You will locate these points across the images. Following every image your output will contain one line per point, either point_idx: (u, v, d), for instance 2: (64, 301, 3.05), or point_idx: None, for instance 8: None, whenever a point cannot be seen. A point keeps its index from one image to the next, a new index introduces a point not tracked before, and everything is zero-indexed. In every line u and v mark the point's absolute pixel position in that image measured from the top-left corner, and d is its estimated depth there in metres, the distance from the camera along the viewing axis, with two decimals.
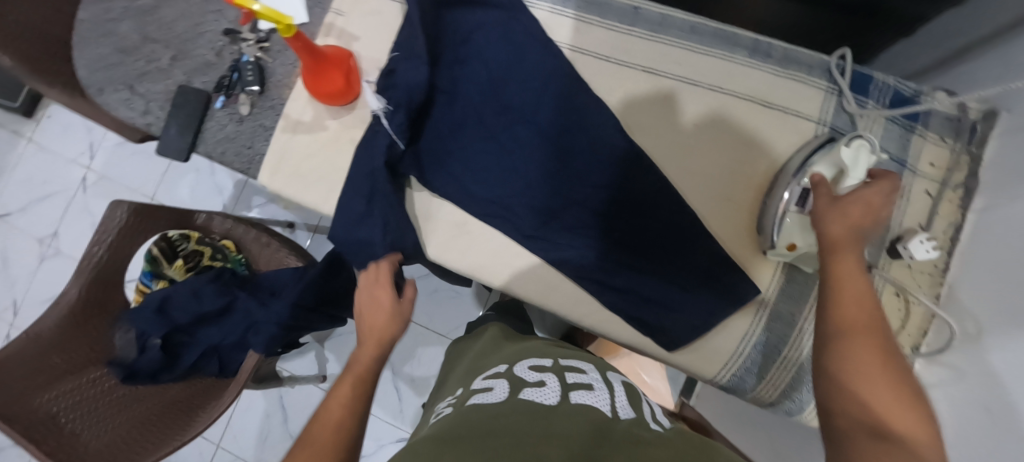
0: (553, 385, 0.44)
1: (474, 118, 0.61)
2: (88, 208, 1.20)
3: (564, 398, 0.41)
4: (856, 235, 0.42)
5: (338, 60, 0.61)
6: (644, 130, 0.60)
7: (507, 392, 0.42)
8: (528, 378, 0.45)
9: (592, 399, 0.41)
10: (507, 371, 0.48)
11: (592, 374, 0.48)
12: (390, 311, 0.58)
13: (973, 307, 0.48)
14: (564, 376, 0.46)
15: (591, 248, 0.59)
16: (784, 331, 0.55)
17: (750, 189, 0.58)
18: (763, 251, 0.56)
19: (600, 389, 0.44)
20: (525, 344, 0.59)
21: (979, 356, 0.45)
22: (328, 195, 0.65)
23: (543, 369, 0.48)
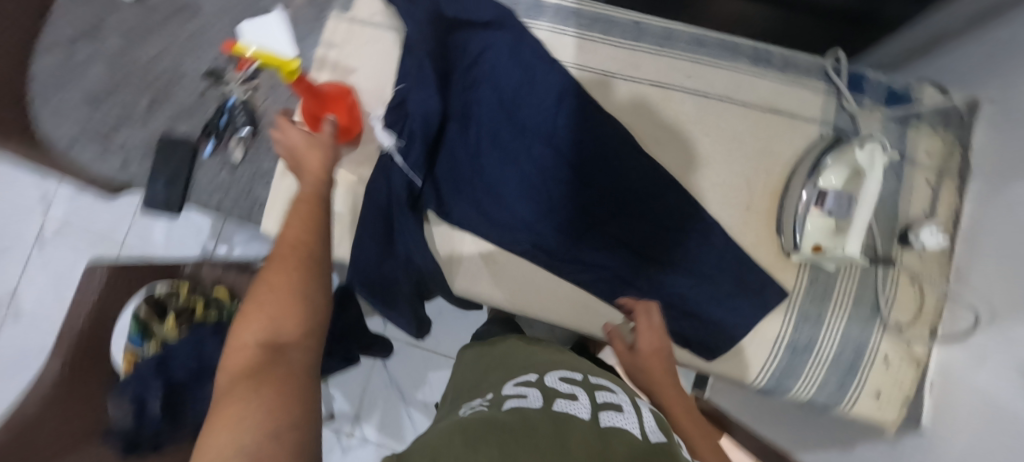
0: (583, 400, 0.35)
1: (489, 142, 0.60)
2: (50, 266, 1.10)
3: (594, 417, 0.31)
4: (657, 370, 0.51)
5: (338, 97, 0.60)
6: (661, 145, 0.61)
7: (541, 401, 0.35)
8: (559, 389, 0.38)
9: (623, 420, 0.31)
10: (537, 381, 0.41)
11: (627, 395, 0.38)
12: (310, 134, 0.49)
13: (986, 288, 0.51)
14: (594, 393, 0.37)
15: (621, 266, 0.58)
16: (813, 330, 0.56)
17: (767, 192, 0.59)
18: (786, 254, 0.57)
19: (632, 410, 0.34)
20: (557, 357, 0.52)
21: (1002, 335, 0.48)
22: (340, 237, 0.61)
23: (574, 382, 0.40)
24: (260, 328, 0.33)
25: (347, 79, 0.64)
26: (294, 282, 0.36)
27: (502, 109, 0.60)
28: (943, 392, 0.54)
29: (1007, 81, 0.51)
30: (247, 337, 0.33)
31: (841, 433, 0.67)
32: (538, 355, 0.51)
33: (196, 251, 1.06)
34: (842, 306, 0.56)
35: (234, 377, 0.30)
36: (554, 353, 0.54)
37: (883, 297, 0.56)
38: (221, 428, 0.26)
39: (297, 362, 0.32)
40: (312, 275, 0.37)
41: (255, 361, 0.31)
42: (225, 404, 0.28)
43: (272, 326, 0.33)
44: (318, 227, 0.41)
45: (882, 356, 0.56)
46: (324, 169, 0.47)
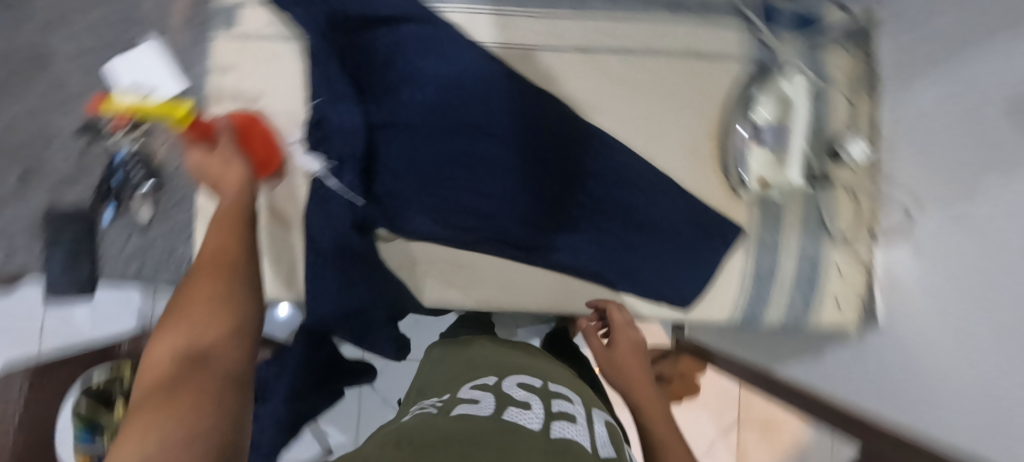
0: (537, 408, 0.38)
1: (428, 146, 0.57)
2: None
3: (547, 427, 0.34)
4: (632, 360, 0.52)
5: (246, 128, 0.54)
6: (600, 110, 0.60)
7: (493, 408, 0.37)
8: (514, 396, 0.41)
9: (574, 433, 0.34)
10: (494, 385, 0.45)
11: (579, 406, 0.44)
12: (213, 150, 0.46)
13: (907, 183, 0.56)
14: (549, 403, 0.41)
15: (588, 240, 0.58)
16: (772, 257, 0.59)
17: (707, 137, 0.61)
18: (736, 193, 0.60)
19: (583, 423, 0.39)
20: (521, 359, 0.56)
21: (929, 222, 0.53)
22: (288, 278, 0.56)
23: (530, 389, 0.44)
24: (179, 335, 0.29)
25: (254, 105, 0.57)
26: (221, 288, 0.32)
27: (432, 108, 0.57)
28: (891, 286, 0.59)
29: None
30: (162, 344, 0.28)
31: (815, 343, 0.72)
32: (501, 357, 0.55)
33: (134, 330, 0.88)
34: (793, 230, 0.60)
35: (146, 392, 0.26)
36: (512, 354, 0.57)
37: (826, 213, 0.60)
38: (126, 437, 0.21)
39: (225, 366, 0.28)
40: (239, 278, 0.33)
41: (173, 367, 0.27)
42: (130, 421, 0.23)
43: (195, 328, 0.29)
44: (240, 230, 0.38)
45: (835, 267, 0.60)
46: (241, 180, 0.43)
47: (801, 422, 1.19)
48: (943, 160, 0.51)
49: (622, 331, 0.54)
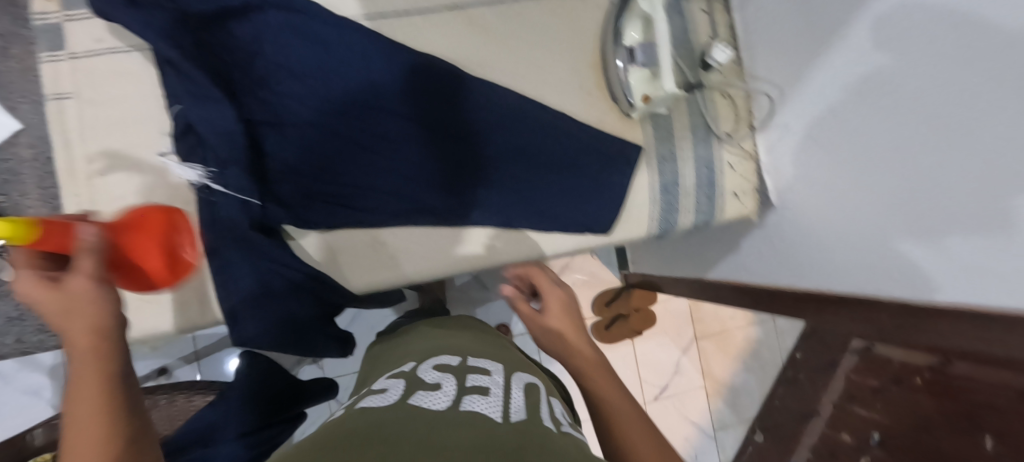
0: (448, 387, 0.42)
1: (321, 135, 0.55)
2: None
3: (456, 403, 0.38)
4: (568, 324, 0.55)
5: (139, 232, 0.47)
6: (485, 63, 0.60)
7: (397, 395, 0.40)
8: (426, 380, 0.44)
9: (481, 404, 0.37)
10: (411, 371, 0.48)
11: (494, 375, 0.48)
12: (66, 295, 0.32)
13: (771, 76, 0.64)
14: (463, 379, 0.45)
15: (502, 190, 0.59)
16: (673, 167, 0.64)
17: (591, 70, 0.63)
18: (628, 116, 0.63)
19: (496, 392, 0.42)
20: (449, 338, 0.60)
21: (797, 102, 0.61)
22: (201, 301, 0.53)
23: (446, 369, 0.48)
24: None
25: (111, 128, 0.52)
26: None
27: (314, 95, 0.55)
28: (775, 169, 0.67)
29: None
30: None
31: (731, 241, 0.79)
32: (431, 340, 0.60)
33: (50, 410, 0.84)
34: (684, 140, 0.64)
35: None
36: (446, 335, 0.61)
37: (709, 117, 0.65)
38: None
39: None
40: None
41: None
42: None
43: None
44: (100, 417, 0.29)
45: (728, 164, 0.66)
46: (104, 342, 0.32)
47: (746, 323, 1.32)
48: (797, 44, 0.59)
49: (549, 291, 0.60)
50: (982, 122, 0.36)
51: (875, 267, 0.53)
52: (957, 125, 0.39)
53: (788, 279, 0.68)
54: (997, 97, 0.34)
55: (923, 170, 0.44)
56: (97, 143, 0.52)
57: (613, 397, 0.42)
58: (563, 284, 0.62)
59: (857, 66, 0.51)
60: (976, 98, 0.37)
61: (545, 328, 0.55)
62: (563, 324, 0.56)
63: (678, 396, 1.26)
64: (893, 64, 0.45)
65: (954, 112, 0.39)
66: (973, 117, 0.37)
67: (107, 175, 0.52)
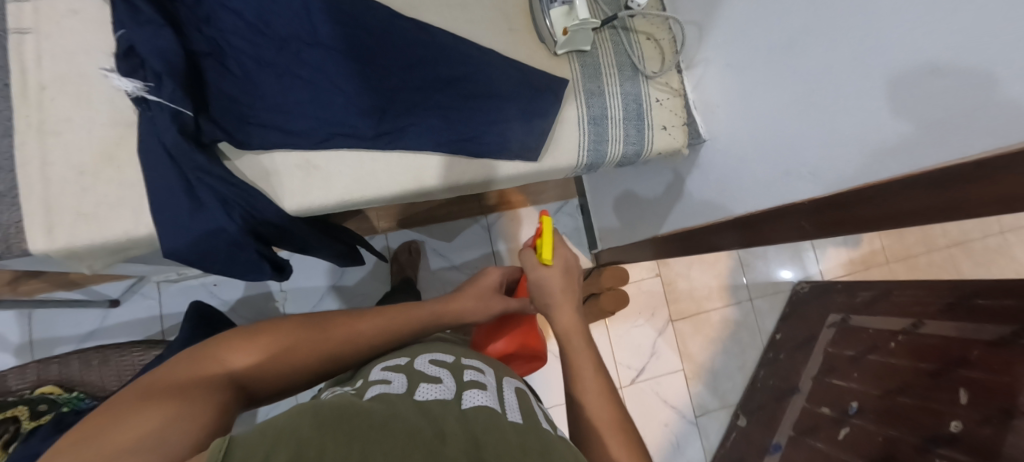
0: (449, 381, 0.44)
1: (258, 68, 0.59)
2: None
3: (458, 397, 0.41)
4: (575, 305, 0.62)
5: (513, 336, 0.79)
6: (417, 7, 0.65)
7: (405, 387, 0.42)
8: (426, 373, 0.45)
9: (484, 399, 0.40)
10: (407, 364, 0.47)
11: (489, 375, 0.49)
12: (482, 295, 0.66)
13: (691, 15, 0.68)
14: (460, 374, 0.47)
15: (434, 117, 0.62)
16: (601, 101, 0.67)
17: (519, 14, 0.68)
18: (555, 52, 0.67)
19: (493, 388, 0.45)
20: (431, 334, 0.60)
21: (712, 31, 0.65)
22: (135, 216, 0.55)
23: (442, 365, 0.48)
24: (262, 360, 0.42)
25: (65, 58, 0.57)
26: (310, 356, 0.45)
27: (252, 30, 0.59)
28: (702, 103, 0.70)
29: None
30: (226, 356, 0.40)
31: (676, 189, 0.82)
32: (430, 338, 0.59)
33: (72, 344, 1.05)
34: (610, 76, 0.68)
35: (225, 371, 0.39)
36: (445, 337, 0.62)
37: (634, 57, 0.69)
38: (231, 359, 0.40)
39: (249, 362, 0.41)
40: (329, 350, 0.46)
41: (247, 374, 0.40)
42: (226, 357, 0.40)
43: (261, 353, 0.42)
44: (390, 332, 0.52)
45: (655, 99, 0.69)
46: (447, 315, 0.59)
47: (723, 304, 1.28)
48: None
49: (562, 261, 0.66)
50: (902, 45, 0.39)
51: (790, 175, 0.55)
52: (876, 64, 0.42)
53: (724, 208, 0.69)
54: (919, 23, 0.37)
55: (849, 110, 0.45)
56: (50, 71, 0.56)
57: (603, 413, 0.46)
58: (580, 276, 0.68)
59: (825, 84, 0.48)
60: (895, 22, 0.40)
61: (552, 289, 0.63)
62: (563, 288, 0.63)
63: (656, 379, 1.22)
64: (814, 21, 0.49)
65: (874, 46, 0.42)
66: (895, 46, 0.40)
67: (56, 97, 0.56)
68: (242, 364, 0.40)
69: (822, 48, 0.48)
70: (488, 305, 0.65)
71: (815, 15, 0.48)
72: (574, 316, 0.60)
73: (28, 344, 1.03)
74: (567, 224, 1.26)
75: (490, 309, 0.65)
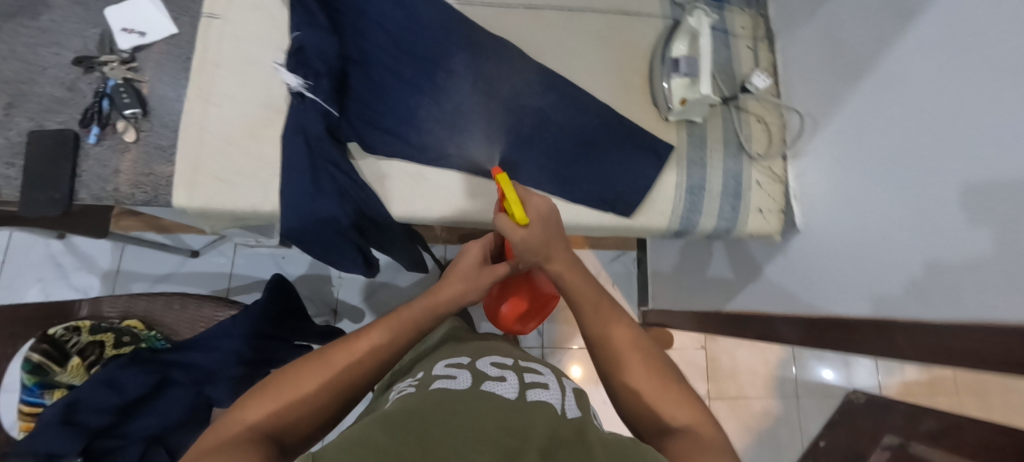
0: (512, 379, 0.49)
1: (394, 80, 0.65)
2: (21, 292, 1.10)
3: (521, 394, 0.46)
4: (567, 249, 0.57)
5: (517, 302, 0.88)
6: (546, 53, 0.69)
7: (469, 382, 0.47)
8: (489, 373, 0.51)
9: (546, 396, 0.45)
10: (470, 363, 0.54)
11: (548, 375, 0.54)
12: (469, 275, 0.66)
13: (809, 107, 0.68)
14: (522, 375, 0.52)
15: (540, 155, 0.65)
16: (701, 172, 0.68)
17: (638, 75, 0.71)
18: (665, 117, 0.69)
19: (554, 388, 0.50)
20: (472, 343, 0.64)
21: (832, 128, 0.64)
22: (264, 191, 0.61)
23: (503, 366, 0.54)
24: (283, 403, 0.43)
25: (239, 44, 0.65)
26: (326, 380, 0.47)
27: (397, 45, 0.65)
28: (803, 193, 0.69)
29: None
30: (246, 413, 0.41)
31: (750, 271, 0.81)
32: (463, 342, 0.65)
33: (151, 277, 1.14)
34: (715, 151, 0.69)
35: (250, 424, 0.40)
36: (488, 344, 0.65)
37: (743, 136, 0.70)
38: (252, 415, 0.41)
39: (277, 411, 0.42)
40: (344, 370, 0.49)
41: (271, 420, 0.41)
42: (248, 412, 0.41)
43: (279, 399, 0.43)
44: (396, 336, 0.55)
45: (755, 181, 0.69)
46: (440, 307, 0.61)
47: (767, 395, 1.23)
48: (837, 72, 0.64)
49: (532, 204, 0.57)
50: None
51: (887, 290, 0.54)
52: (995, 188, 0.41)
53: (803, 302, 0.68)
54: (997, 130, 0.41)
55: (924, 198, 0.49)
56: (226, 53, 0.64)
57: (622, 337, 0.49)
58: (553, 212, 0.58)
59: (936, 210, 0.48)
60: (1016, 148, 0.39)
61: (530, 243, 0.55)
62: (550, 237, 0.56)
63: None
64: (946, 124, 0.47)
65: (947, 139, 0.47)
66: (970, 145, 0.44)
67: (224, 75, 0.63)
68: (265, 415, 0.41)
69: (951, 158, 0.46)
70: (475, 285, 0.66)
71: (950, 125, 0.47)
72: (571, 260, 0.57)
73: (113, 272, 1.13)
74: (621, 273, 1.25)
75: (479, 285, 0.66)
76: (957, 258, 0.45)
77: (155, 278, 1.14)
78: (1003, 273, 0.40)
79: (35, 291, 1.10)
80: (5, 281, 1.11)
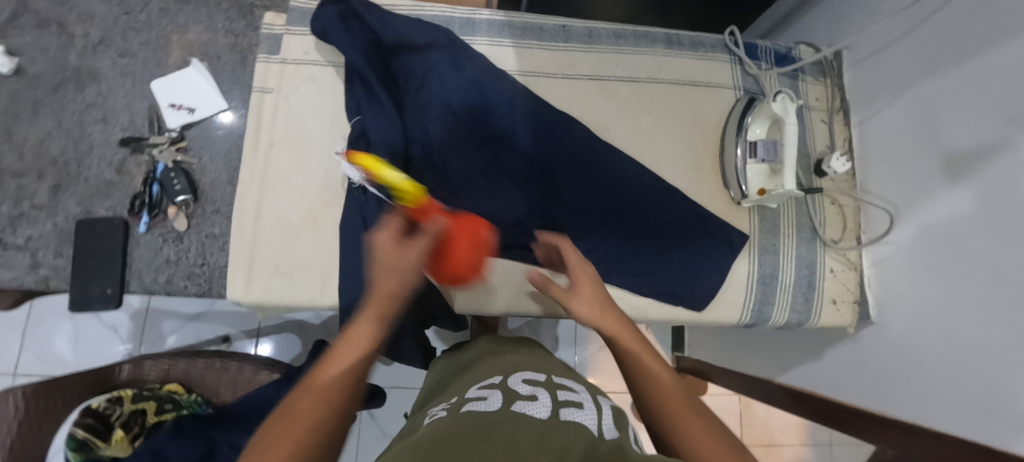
0: (545, 399, 0.43)
1: (459, 162, 0.62)
2: (50, 329, 1.08)
3: (555, 413, 0.40)
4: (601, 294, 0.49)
5: (479, 231, 0.53)
6: (612, 130, 0.66)
7: (500, 403, 0.41)
8: (520, 391, 0.44)
9: (581, 417, 0.40)
10: (502, 382, 0.48)
11: (581, 393, 0.47)
12: (401, 259, 0.41)
13: (888, 194, 0.63)
14: (555, 393, 0.45)
15: (607, 244, 0.63)
16: (773, 260, 0.66)
17: (708, 153, 0.67)
18: (738, 202, 0.66)
19: (589, 407, 0.44)
20: (504, 356, 0.58)
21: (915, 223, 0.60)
22: (322, 284, 0.58)
23: (535, 383, 0.47)
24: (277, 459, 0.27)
25: (293, 119, 0.61)
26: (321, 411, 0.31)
27: (459, 124, 0.62)
28: (881, 289, 0.64)
29: (870, 35, 0.66)
30: None
31: (811, 348, 0.77)
32: (492, 359, 0.58)
33: (179, 316, 1.12)
34: (786, 237, 0.66)
35: None
36: (513, 353, 0.59)
37: (816, 221, 0.68)
38: None
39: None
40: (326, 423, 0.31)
41: None
42: None
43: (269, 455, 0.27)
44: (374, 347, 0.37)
45: (828, 270, 0.68)
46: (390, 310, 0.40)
47: None
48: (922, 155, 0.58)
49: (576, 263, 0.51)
50: None
51: None
52: None
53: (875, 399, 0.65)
54: None
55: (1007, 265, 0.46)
56: (280, 130, 0.61)
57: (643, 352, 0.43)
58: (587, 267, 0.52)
59: None
60: None
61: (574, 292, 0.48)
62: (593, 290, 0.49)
63: None
64: None
65: (971, 143, 0.50)
66: (989, 156, 0.48)
67: (278, 154, 0.60)
68: None
69: None
70: (415, 263, 0.42)
71: None
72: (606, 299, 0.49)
73: (142, 310, 1.11)
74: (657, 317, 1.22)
75: (414, 263, 0.42)
76: (1007, 293, 0.46)
77: (183, 317, 1.12)
78: (1010, 257, 0.46)
79: (64, 329, 1.08)
80: (34, 317, 1.08)
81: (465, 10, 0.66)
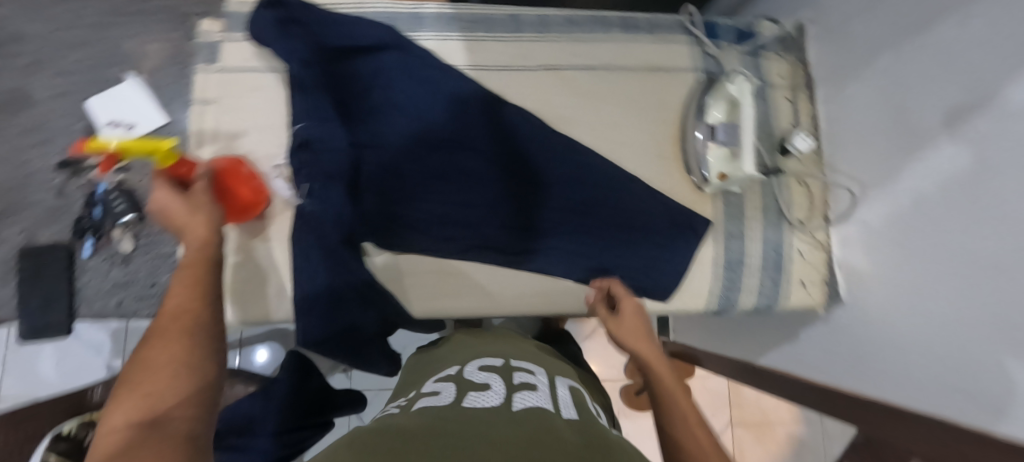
0: (498, 386, 0.43)
1: (412, 164, 0.60)
2: None
3: (507, 400, 0.39)
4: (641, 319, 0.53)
5: (233, 170, 0.54)
6: (569, 121, 0.64)
7: (451, 396, 0.41)
8: (474, 380, 0.44)
9: (535, 399, 0.39)
10: (457, 373, 0.48)
11: (539, 375, 0.48)
12: (194, 206, 0.40)
13: (855, 172, 0.62)
14: (510, 378, 0.45)
15: (569, 239, 0.62)
16: (739, 245, 0.65)
17: (669, 139, 0.66)
18: (700, 188, 0.64)
19: (543, 389, 0.44)
20: (466, 347, 0.58)
21: None
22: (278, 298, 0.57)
23: (491, 370, 0.48)
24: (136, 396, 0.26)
25: (237, 130, 0.59)
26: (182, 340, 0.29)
27: (410, 125, 0.61)
28: (849, 267, 0.64)
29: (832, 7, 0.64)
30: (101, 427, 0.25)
31: (787, 328, 0.77)
32: (456, 351, 0.58)
33: None
34: (752, 221, 0.65)
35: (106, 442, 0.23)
36: (477, 343, 0.59)
37: (782, 203, 0.66)
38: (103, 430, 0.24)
39: (182, 428, 0.25)
40: (205, 337, 0.30)
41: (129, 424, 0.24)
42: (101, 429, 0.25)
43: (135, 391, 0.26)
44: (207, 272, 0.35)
45: (796, 250, 0.67)
46: (213, 238, 0.38)
47: (791, 421, 1.21)
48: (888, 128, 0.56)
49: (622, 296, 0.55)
50: None
51: None
52: None
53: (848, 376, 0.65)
54: None
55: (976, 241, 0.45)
56: (223, 143, 0.59)
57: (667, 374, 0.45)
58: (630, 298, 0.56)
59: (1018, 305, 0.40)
60: None
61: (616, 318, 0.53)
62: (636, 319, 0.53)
63: None
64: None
65: (936, 116, 0.49)
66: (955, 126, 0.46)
67: None
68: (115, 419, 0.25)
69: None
70: (208, 203, 0.41)
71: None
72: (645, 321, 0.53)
73: None
74: None
75: (209, 201, 0.42)
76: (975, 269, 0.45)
77: None
78: (976, 233, 0.44)
79: None
80: None
81: (410, 4, 0.64)
